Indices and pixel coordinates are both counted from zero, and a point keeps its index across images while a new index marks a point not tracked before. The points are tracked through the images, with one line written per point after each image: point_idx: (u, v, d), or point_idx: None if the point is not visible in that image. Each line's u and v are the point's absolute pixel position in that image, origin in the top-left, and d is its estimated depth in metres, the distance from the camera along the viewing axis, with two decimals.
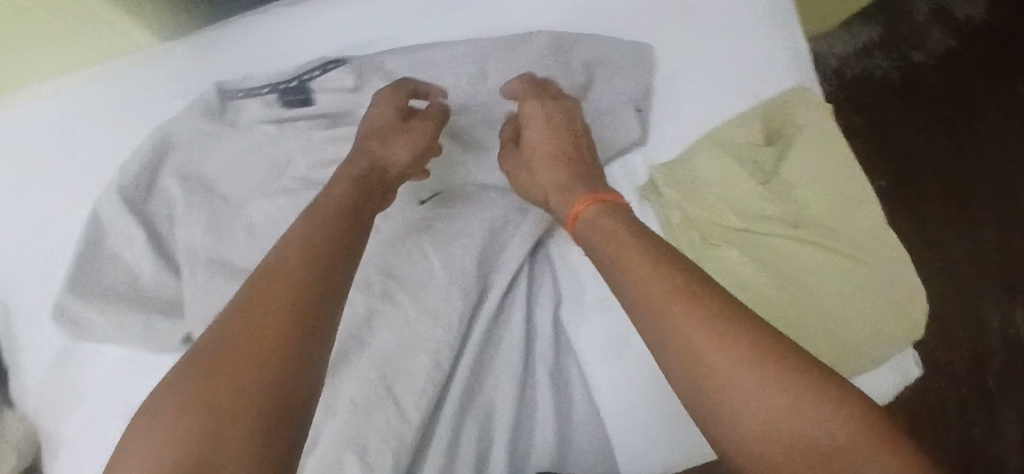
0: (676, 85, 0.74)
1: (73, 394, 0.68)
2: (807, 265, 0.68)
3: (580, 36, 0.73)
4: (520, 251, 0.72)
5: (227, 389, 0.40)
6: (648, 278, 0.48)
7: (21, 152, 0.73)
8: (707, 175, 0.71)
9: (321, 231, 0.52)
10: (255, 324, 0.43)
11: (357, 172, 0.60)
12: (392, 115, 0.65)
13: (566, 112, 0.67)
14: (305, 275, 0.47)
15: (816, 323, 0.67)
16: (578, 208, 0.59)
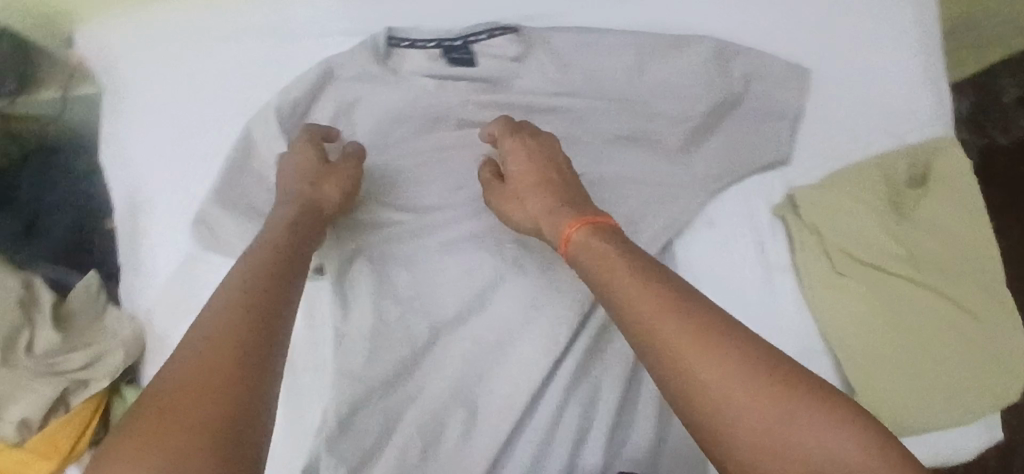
0: (828, 112, 0.74)
1: (192, 301, 0.68)
2: (915, 306, 0.68)
3: (743, 48, 0.73)
4: (651, 246, 0.71)
5: (180, 421, 0.43)
6: (637, 298, 0.51)
7: (183, 60, 0.75)
8: (840, 202, 0.71)
9: (267, 262, 0.55)
10: (215, 349, 0.46)
11: (293, 214, 0.62)
12: (309, 158, 0.66)
13: (544, 143, 0.67)
14: (254, 303, 0.51)
15: (912, 364, 0.67)
16: (570, 231, 0.59)
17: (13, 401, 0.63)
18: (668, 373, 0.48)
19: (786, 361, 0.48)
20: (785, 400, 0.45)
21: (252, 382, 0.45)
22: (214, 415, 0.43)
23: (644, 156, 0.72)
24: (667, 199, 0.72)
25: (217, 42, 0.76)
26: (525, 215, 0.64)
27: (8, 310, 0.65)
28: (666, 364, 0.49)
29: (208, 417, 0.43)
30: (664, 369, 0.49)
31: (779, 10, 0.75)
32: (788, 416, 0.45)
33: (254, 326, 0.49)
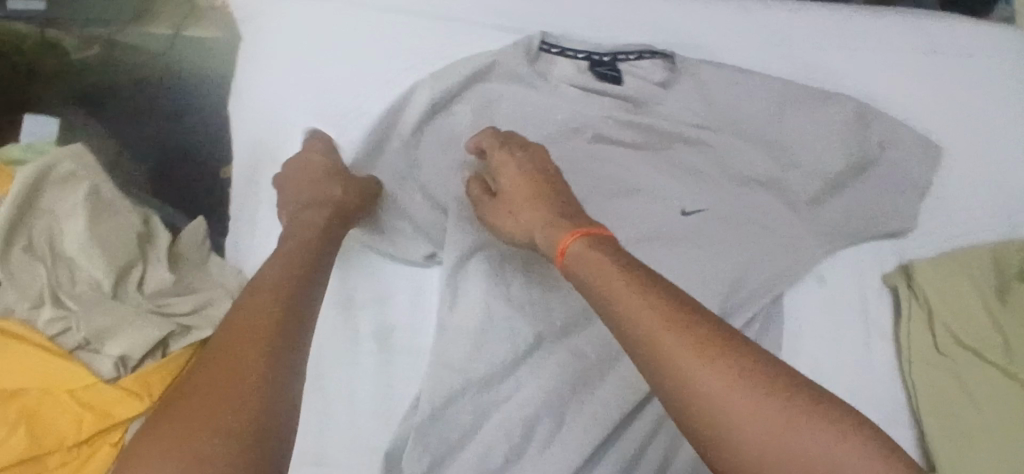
0: (951, 190, 0.75)
1: None
2: (1006, 393, 0.66)
3: (882, 113, 0.74)
4: (763, 293, 0.71)
5: (208, 419, 0.45)
6: (638, 308, 0.50)
7: (331, 25, 0.75)
8: (949, 279, 0.71)
9: (292, 265, 0.58)
10: (240, 350, 0.49)
11: (319, 217, 0.63)
12: (323, 167, 0.67)
13: (533, 154, 0.66)
14: (277, 304, 0.53)
15: (989, 447, 0.64)
16: (566, 242, 0.58)
17: (118, 335, 0.61)
18: (668, 383, 0.47)
19: (781, 371, 0.47)
20: (786, 409, 0.45)
21: (277, 384, 0.48)
22: (241, 416, 0.46)
23: (773, 202, 0.72)
24: (787, 248, 0.71)
25: (366, 14, 0.76)
26: (520, 231, 0.63)
27: (128, 242, 0.64)
28: (663, 373, 0.48)
29: (235, 415, 0.46)
30: (662, 378, 0.48)
31: (917, 85, 0.76)
32: (790, 425, 0.44)
33: (276, 329, 0.51)
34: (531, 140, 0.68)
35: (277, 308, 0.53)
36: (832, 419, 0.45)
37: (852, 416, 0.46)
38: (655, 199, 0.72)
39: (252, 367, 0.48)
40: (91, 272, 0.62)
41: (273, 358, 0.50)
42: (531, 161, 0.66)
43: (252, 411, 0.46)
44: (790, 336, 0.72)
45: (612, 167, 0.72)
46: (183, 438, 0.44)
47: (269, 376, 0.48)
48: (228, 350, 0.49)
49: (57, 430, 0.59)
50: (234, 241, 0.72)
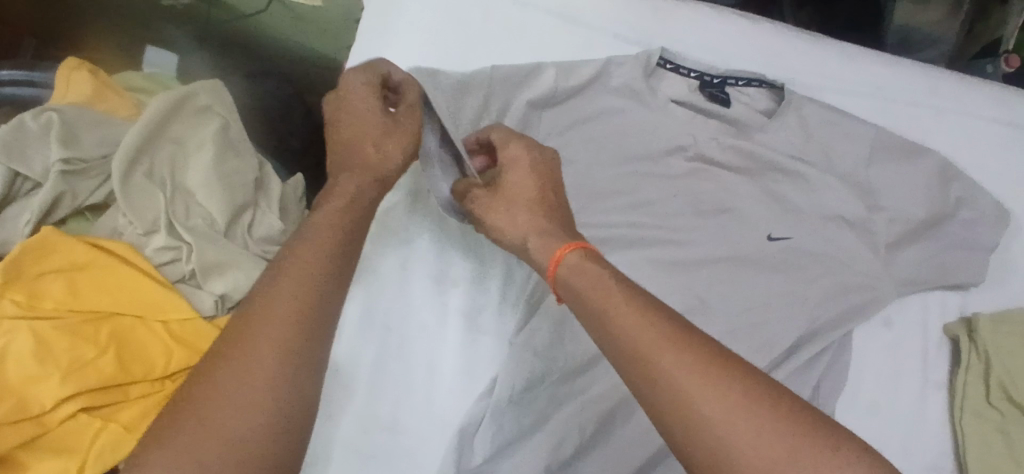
0: (1012, 255, 0.80)
1: (400, 242, 0.73)
2: None
3: (962, 173, 0.79)
4: (839, 325, 0.74)
5: (215, 417, 0.43)
6: (636, 329, 0.46)
7: (469, 14, 0.80)
8: (1013, 341, 0.74)
9: (324, 238, 0.51)
10: (251, 344, 0.45)
11: (353, 182, 0.56)
12: (372, 105, 0.58)
13: (547, 160, 0.61)
14: (303, 283, 0.48)
15: None
16: (561, 252, 0.53)
17: (225, 274, 0.61)
18: (667, 408, 0.43)
19: (787, 393, 0.44)
20: (794, 439, 0.41)
21: (297, 384, 0.45)
22: (248, 423, 0.43)
23: (857, 243, 0.75)
24: (866, 287, 0.74)
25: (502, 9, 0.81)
26: (511, 233, 0.58)
27: (244, 184, 0.64)
28: (663, 398, 0.44)
29: (245, 419, 0.43)
30: (661, 405, 0.44)
31: (993, 153, 0.82)
32: (799, 463, 0.40)
33: (299, 321, 0.46)
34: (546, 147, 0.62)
35: (301, 296, 0.48)
36: (838, 444, 0.42)
37: (858, 439, 0.42)
38: (747, 223, 0.75)
39: (263, 367, 0.45)
40: (207, 207, 0.62)
41: (287, 356, 0.45)
42: (543, 167, 0.60)
43: (268, 415, 0.44)
44: (853, 371, 0.76)
45: (714, 185, 0.76)
46: (189, 441, 0.42)
47: (288, 375, 0.45)
48: (246, 342, 0.45)
49: (144, 360, 0.59)
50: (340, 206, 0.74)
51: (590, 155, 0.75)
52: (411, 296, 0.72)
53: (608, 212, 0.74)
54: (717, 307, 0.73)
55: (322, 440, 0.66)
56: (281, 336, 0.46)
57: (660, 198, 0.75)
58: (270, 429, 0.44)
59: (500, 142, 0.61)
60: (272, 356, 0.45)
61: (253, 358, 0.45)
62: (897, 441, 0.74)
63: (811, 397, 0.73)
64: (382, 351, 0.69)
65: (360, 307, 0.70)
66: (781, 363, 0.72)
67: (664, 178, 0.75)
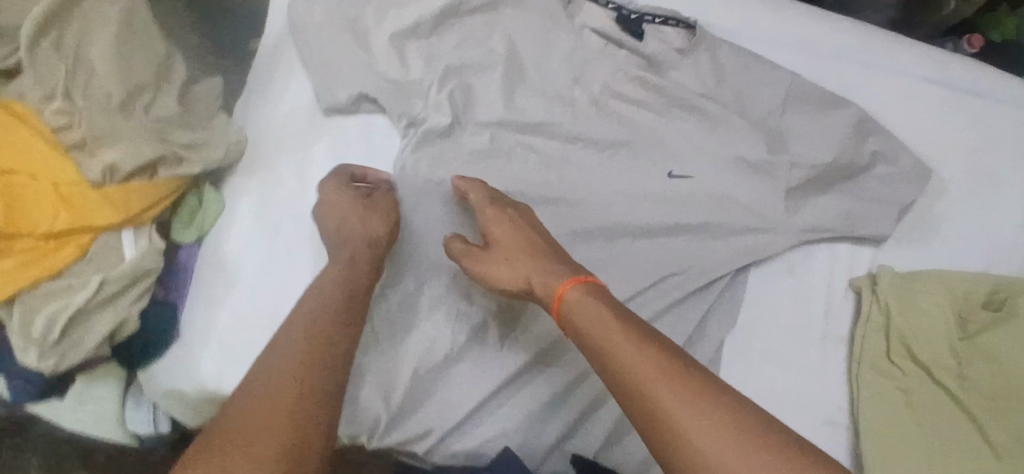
0: (930, 215, 0.77)
1: (300, 143, 0.74)
2: (930, 417, 0.70)
3: (881, 128, 0.77)
4: (733, 263, 0.73)
5: (246, 436, 0.51)
6: (634, 361, 0.54)
7: None
8: (915, 299, 0.73)
9: (331, 288, 0.63)
10: (279, 376, 0.56)
11: (347, 250, 0.66)
12: (350, 194, 0.69)
13: (523, 212, 0.68)
14: (320, 329, 0.59)
15: (901, 461, 0.68)
16: (563, 288, 0.61)
17: (115, 145, 0.65)
18: (661, 432, 0.51)
19: (770, 421, 0.52)
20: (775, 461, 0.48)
21: (306, 409, 0.54)
22: (274, 442, 0.51)
23: (759, 184, 0.73)
24: (766, 230, 0.73)
25: None
26: (512, 279, 0.64)
27: (145, 67, 0.67)
28: (660, 426, 0.51)
29: (270, 435, 0.52)
30: (659, 431, 0.51)
31: (921, 112, 0.79)
32: None
33: (313, 355, 0.57)
34: (520, 199, 0.69)
35: (315, 339, 0.59)
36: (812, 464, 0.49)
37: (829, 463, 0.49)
38: (646, 156, 0.74)
39: (286, 395, 0.54)
40: (103, 83, 0.65)
41: (306, 387, 0.55)
42: (521, 215, 0.67)
43: (285, 433, 0.52)
44: (748, 315, 0.74)
45: (618, 117, 0.75)
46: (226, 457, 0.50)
47: (298, 400, 0.54)
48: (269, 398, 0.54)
49: (28, 216, 0.63)
50: (247, 110, 0.76)
51: (494, 77, 0.75)
52: (306, 196, 0.73)
53: (505, 132, 0.74)
54: (605, 234, 0.73)
55: (203, 327, 0.70)
56: (290, 390, 0.55)
57: (562, 123, 0.74)
58: (291, 450, 0.51)
59: (478, 201, 0.68)
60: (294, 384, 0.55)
61: (279, 388, 0.55)
62: (788, 392, 0.72)
63: (693, 334, 0.72)
64: (269, 250, 0.71)
65: (252, 207, 0.72)
66: (664, 296, 0.72)
67: (570, 105, 0.75)
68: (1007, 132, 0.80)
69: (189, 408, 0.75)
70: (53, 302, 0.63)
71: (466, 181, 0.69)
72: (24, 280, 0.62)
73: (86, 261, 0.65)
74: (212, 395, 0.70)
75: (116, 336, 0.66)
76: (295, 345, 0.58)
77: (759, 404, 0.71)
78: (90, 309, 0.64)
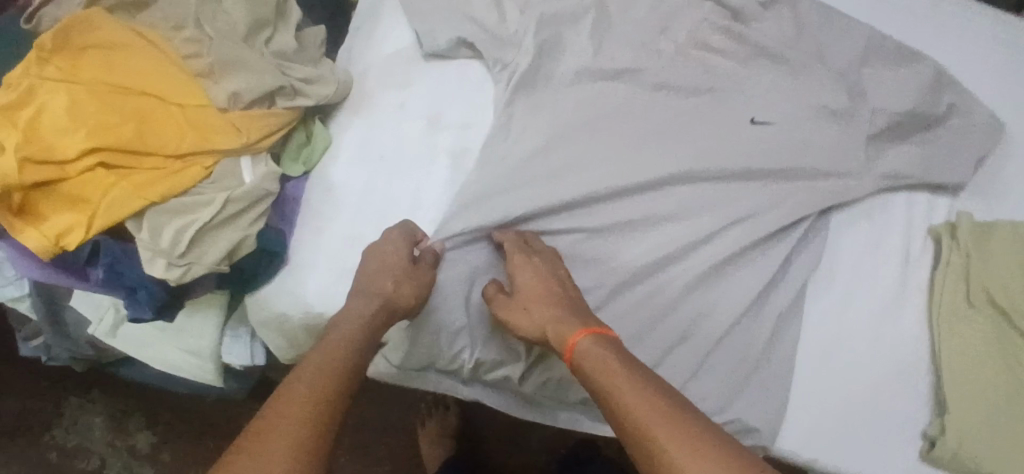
0: (1006, 167, 0.79)
1: (401, 83, 0.78)
2: (1012, 365, 0.71)
3: (956, 83, 0.79)
4: (815, 206, 0.75)
5: (260, 436, 0.51)
6: (639, 402, 0.56)
7: None
8: (998, 248, 0.74)
9: (353, 325, 0.65)
10: (294, 390, 0.56)
11: (368, 307, 0.66)
12: (401, 251, 0.69)
13: (548, 263, 0.70)
14: (338, 357, 0.61)
15: (982, 406, 0.70)
16: (576, 338, 0.64)
17: (239, 72, 0.69)
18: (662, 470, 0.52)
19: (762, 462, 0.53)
20: None
21: (320, 420, 0.54)
22: (286, 442, 0.51)
23: (839, 131, 0.76)
24: (846, 175, 0.76)
25: None
26: (530, 328, 0.68)
27: (266, 4, 0.72)
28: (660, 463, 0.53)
29: (285, 437, 0.52)
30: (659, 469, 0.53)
31: (994, 69, 0.82)
32: None
33: (330, 376, 0.59)
34: (547, 248, 0.71)
35: (331, 361, 0.60)
36: None
37: None
38: (730, 102, 0.77)
39: (302, 404, 0.55)
40: (231, 16, 0.71)
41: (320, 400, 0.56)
42: (546, 266, 0.69)
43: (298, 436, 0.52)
44: (826, 259, 0.77)
45: (702, 65, 0.78)
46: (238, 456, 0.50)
47: (312, 409, 0.55)
48: (271, 419, 0.53)
49: (158, 136, 0.66)
50: (352, 55, 0.81)
51: (584, 25, 0.78)
52: (407, 131, 0.76)
53: (595, 75, 0.77)
54: (693, 174, 0.75)
55: (309, 252, 0.74)
56: (306, 400, 0.55)
57: (650, 69, 0.77)
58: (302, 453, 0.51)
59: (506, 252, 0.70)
60: (309, 396, 0.56)
61: (294, 398, 0.55)
62: (867, 332, 0.75)
63: (776, 273, 0.75)
64: (371, 182, 0.75)
65: (355, 138, 0.77)
66: (750, 235, 0.74)
67: (657, 52, 0.78)
68: None
69: (286, 337, 0.77)
70: (179, 217, 0.67)
71: (507, 232, 0.72)
72: (153, 193, 0.66)
73: (209, 182, 0.69)
74: (316, 312, 0.73)
75: (232, 256, 0.69)
76: (313, 366, 0.59)
77: (838, 340, 0.75)
78: (212, 227, 0.67)
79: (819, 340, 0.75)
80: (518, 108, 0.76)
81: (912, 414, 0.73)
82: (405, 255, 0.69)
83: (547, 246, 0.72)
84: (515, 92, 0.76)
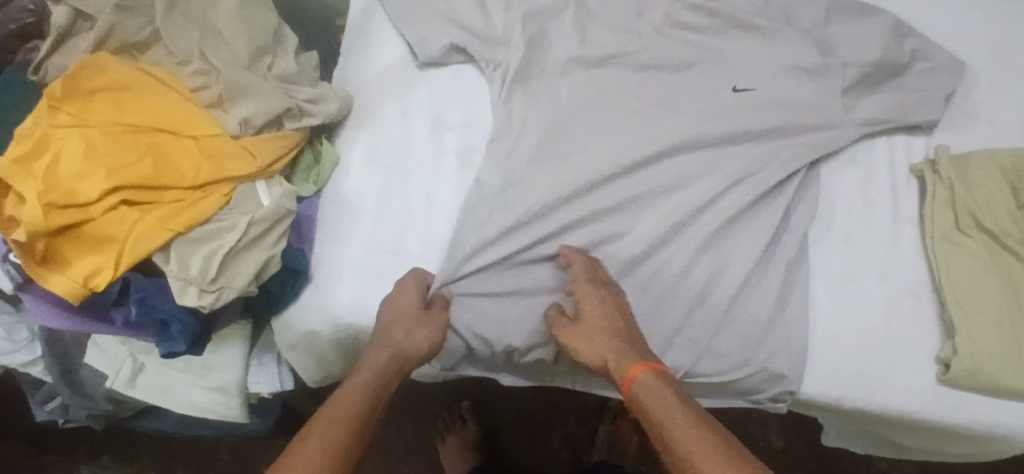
0: (969, 103, 0.85)
1: (402, 94, 0.82)
2: (1003, 285, 0.76)
3: (915, 31, 0.85)
4: (805, 157, 0.80)
5: None
6: (690, 438, 0.61)
7: None
8: (977, 176, 0.79)
9: (371, 375, 0.68)
10: (310, 444, 0.60)
11: (380, 358, 0.69)
12: (413, 298, 0.72)
13: (614, 296, 0.73)
14: (357, 409, 0.64)
15: (983, 327, 0.74)
16: (634, 372, 0.67)
17: (249, 99, 0.72)
18: None
19: None
20: None
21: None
22: None
23: (815, 87, 0.81)
24: (828, 126, 0.81)
25: None
26: (589, 351, 0.71)
27: (264, 32, 0.75)
28: None
29: None
30: None
31: (945, 16, 0.88)
32: None
33: (344, 429, 0.62)
34: (616, 286, 0.74)
35: (349, 415, 0.64)
36: None
37: None
38: (713, 72, 0.82)
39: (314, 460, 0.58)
40: (233, 45, 0.73)
41: (330, 456, 0.59)
42: (613, 300, 0.72)
43: None
44: (821, 206, 0.81)
45: (680, 43, 0.83)
46: None
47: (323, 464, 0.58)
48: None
49: (176, 168, 0.69)
50: (349, 75, 0.85)
51: (566, 20, 0.82)
52: (414, 138, 0.81)
53: (582, 65, 0.81)
54: (686, 143, 0.79)
55: (335, 264, 0.77)
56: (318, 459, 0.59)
57: (632, 52, 0.82)
58: None
59: (573, 278, 0.73)
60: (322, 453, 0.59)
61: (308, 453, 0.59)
62: (871, 269, 0.79)
63: (779, 224, 0.78)
64: (385, 190, 0.79)
65: (365, 150, 0.80)
66: (749, 192, 0.78)
67: (637, 36, 0.83)
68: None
69: (316, 356, 0.79)
70: (203, 248, 0.68)
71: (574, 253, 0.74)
72: (179, 225, 0.67)
73: (230, 207, 0.71)
74: (348, 322, 0.76)
75: (258, 279, 0.70)
76: (330, 419, 0.63)
77: (842, 282, 0.78)
78: (236, 252, 0.68)
79: (827, 283, 0.78)
80: (516, 102, 0.80)
81: (924, 341, 0.77)
82: (418, 304, 0.72)
83: (615, 283, 0.74)
84: (513, 93, 0.80)
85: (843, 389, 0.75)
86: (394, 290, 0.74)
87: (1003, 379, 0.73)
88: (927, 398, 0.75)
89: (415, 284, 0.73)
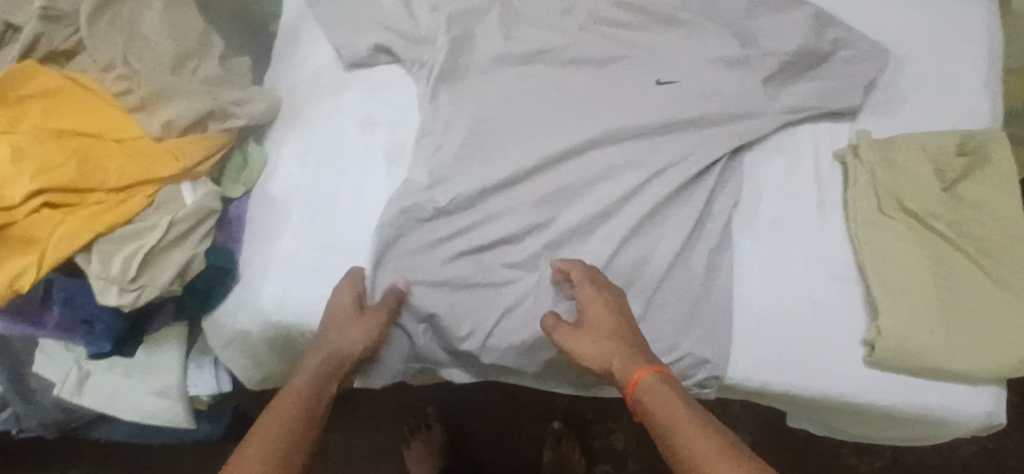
0: (892, 89, 0.86)
1: (330, 96, 0.84)
2: (926, 265, 0.76)
3: (836, 21, 0.86)
4: (727, 147, 0.81)
5: None
6: (698, 441, 0.59)
7: None
8: (897, 159, 0.80)
9: (309, 378, 0.68)
10: (254, 445, 0.59)
11: (315, 360, 0.70)
12: (348, 300, 0.73)
13: (617, 298, 0.72)
14: (301, 412, 0.64)
15: (908, 308, 0.74)
16: (639, 375, 0.66)
17: (173, 102, 0.73)
18: None
19: None
20: None
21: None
22: None
23: (736, 78, 0.82)
24: (751, 116, 0.82)
25: None
26: (593, 355, 0.70)
27: (189, 38, 0.77)
28: None
29: None
30: None
31: (868, 6, 0.90)
32: None
33: (287, 428, 0.61)
34: (618, 288, 0.74)
35: (292, 416, 0.63)
36: None
37: None
38: (636, 66, 0.84)
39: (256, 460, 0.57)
40: (157, 51, 0.75)
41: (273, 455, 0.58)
42: (613, 302, 0.72)
43: None
44: (746, 195, 0.82)
45: (604, 39, 0.84)
46: None
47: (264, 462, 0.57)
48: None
49: (100, 171, 0.69)
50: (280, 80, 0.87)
51: (490, 19, 0.84)
52: (342, 137, 0.82)
53: (506, 62, 0.83)
54: (609, 136, 0.80)
55: (263, 264, 0.78)
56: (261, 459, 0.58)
57: (556, 49, 0.83)
58: None
59: (576, 282, 0.73)
60: (262, 452, 0.58)
61: (248, 455, 0.58)
62: (796, 255, 0.79)
63: (702, 213, 0.79)
64: (312, 189, 0.80)
65: (292, 151, 0.82)
66: (672, 182, 0.79)
67: (561, 33, 0.84)
68: (949, 10, 0.89)
69: (250, 356, 0.80)
70: (127, 247, 0.69)
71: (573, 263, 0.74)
72: (101, 226, 0.68)
73: (154, 208, 0.72)
74: (275, 320, 0.77)
75: (184, 276, 0.71)
76: (271, 420, 0.62)
77: (767, 268, 0.79)
78: (160, 251, 0.69)
79: (752, 270, 0.79)
80: (442, 100, 0.81)
81: (851, 325, 0.77)
82: (353, 305, 0.73)
83: (614, 284, 0.74)
84: (437, 90, 0.81)
85: (770, 373, 0.76)
86: (331, 294, 0.75)
87: (928, 358, 0.73)
88: (854, 380, 0.75)
89: (343, 287, 0.74)
